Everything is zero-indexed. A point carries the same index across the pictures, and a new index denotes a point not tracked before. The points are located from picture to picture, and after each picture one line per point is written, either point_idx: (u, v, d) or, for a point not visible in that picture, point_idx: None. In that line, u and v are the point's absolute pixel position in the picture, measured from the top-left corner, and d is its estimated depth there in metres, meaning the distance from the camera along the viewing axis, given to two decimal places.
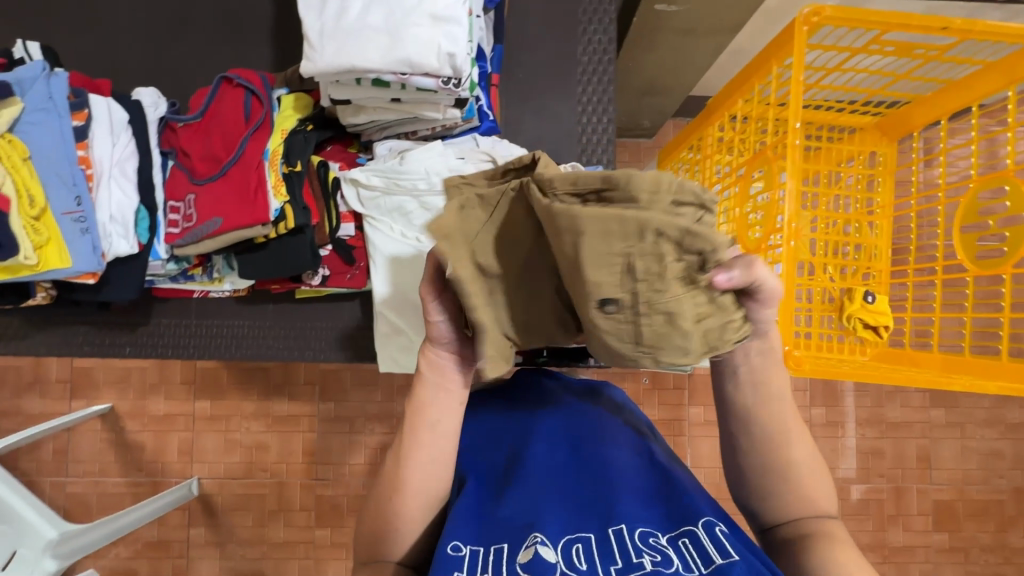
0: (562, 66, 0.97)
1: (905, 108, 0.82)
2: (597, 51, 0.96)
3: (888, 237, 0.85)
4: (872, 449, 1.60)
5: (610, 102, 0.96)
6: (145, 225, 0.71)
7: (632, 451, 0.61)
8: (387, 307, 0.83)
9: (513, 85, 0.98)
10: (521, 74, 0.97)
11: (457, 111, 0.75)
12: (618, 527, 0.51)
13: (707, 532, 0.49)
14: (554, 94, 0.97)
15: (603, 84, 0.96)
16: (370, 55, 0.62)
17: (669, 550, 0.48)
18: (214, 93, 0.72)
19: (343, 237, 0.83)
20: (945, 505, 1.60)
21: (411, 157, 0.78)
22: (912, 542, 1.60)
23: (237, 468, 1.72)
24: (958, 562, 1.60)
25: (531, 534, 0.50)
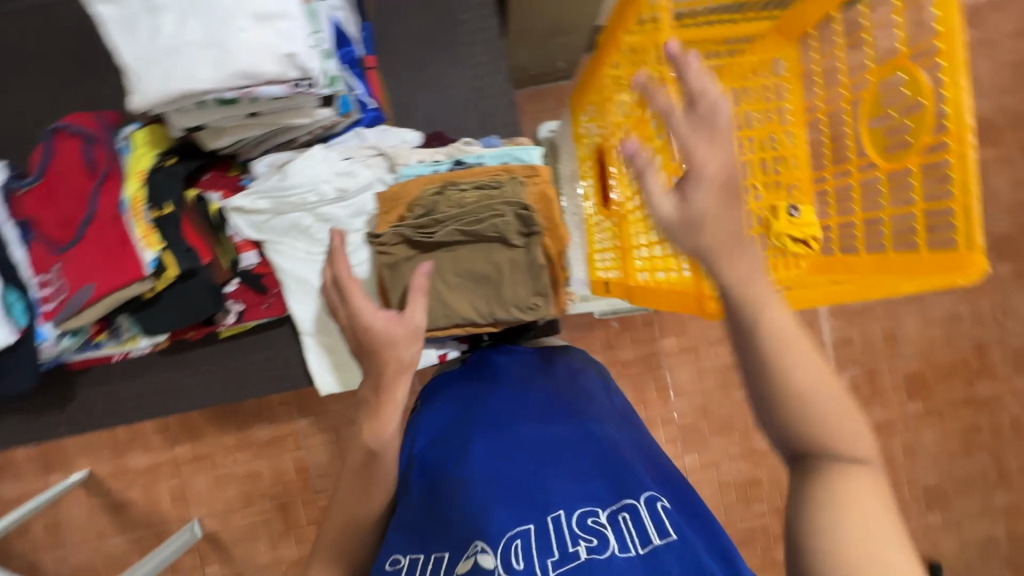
0: (442, 29, 0.89)
1: (798, 6, 0.78)
2: (476, 6, 0.88)
3: (801, 145, 0.83)
4: (841, 339, 1.65)
5: (501, 59, 0.89)
6: (20, 307, 0.66)
7: (573, 425, 0.59)
8: (313, 330, 0.79)
9: (396, 63, 0.90)
10: (402, 49, 0.90)
11: (327, 111, 0.69)
12: (556, 512, 0.49)
13: (648, 509, 0.49)
14: (441, 63, 0.90)
15: (489, 41, 0.89)
16: (200, 74, 0.55)
17: (608, 530, 0.47)
18: (49, 148, 0.65)
19: (248, 268, 0.78)
20: (915, 374, 1.67)
21: (292, 171, 0.72)
22: (891, 416, 1.68)
23: (236, 500, 1.71)
24: (935, 424, 1.69)
25: (473, 542, 0.49)
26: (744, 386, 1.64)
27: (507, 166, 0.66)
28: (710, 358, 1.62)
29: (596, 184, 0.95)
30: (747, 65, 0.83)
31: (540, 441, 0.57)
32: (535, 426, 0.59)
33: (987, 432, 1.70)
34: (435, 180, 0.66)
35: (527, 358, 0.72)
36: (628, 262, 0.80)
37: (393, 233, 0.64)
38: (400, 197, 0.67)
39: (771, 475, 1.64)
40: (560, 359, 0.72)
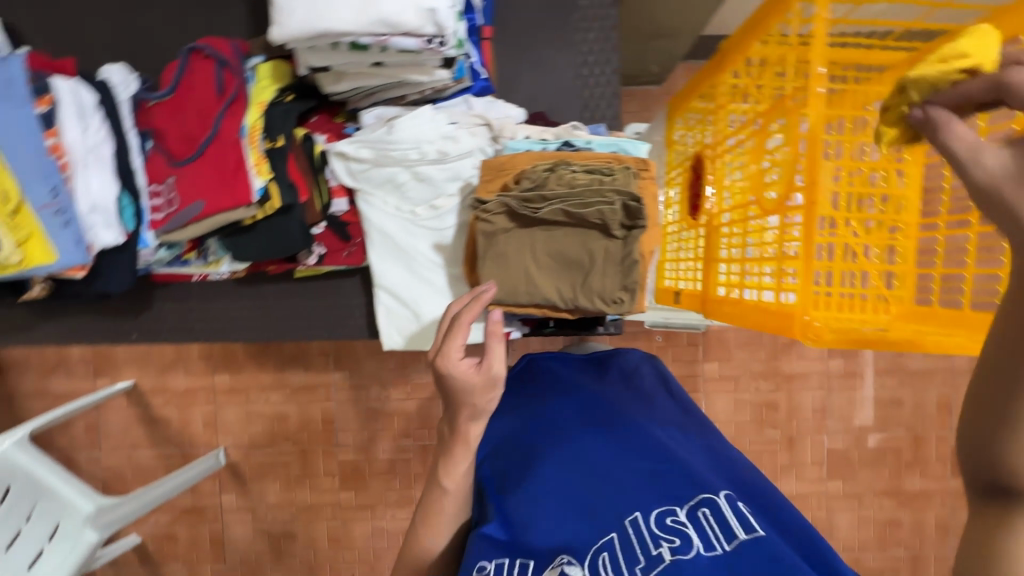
0: (559, 12, 0.89)
1: (940, 42, 0.74)
2: None
3: (916, 186, 0.79)
4: (890, 398, 1.58)
5: (613, 51, 0.88)
6: (131, 212, 0.68)
7: (631, 433, 0.56)
8: (387, 285, 0.80)
9: (507, 38, 0.90)
10: (516, 25, 0.90)
11: (445, 73, 0.69)
12: (633, 516, 0.47)
13: (727, 503, 0.46)
14: (552, 45, 0.89)
15: (605, 30, 0.88)
16: (344, 15, 0.57)
17: (689, 529, 0.45)
18: (184, 66, 0.68)
19: (336, 214, 0.80)
20: (964, 450, 1.58)
21: (399, 126, 0.73)
22: (929, 487, 1.60)
23: (261, 438, 1.77)
24: None
25: (557, 551, 0.48)
26: (779, 426, 1.58)
27: (620, 157, 0.66)
28: (750, 392, 1.58)
29: (685, 191, 0.92)
30: (870, 96, 0.80)
31: (602, 451, 0.54)
32: (594, 431, 0.57)
33: None
34: (547, 159, 0.66)
35: (578, 360, 0.71)
36: (710, 275, 0.79)
37: (498, 201, 0.64)
38: (507, 168, 0.67)
39: None
40: (614, 361, 0.70)
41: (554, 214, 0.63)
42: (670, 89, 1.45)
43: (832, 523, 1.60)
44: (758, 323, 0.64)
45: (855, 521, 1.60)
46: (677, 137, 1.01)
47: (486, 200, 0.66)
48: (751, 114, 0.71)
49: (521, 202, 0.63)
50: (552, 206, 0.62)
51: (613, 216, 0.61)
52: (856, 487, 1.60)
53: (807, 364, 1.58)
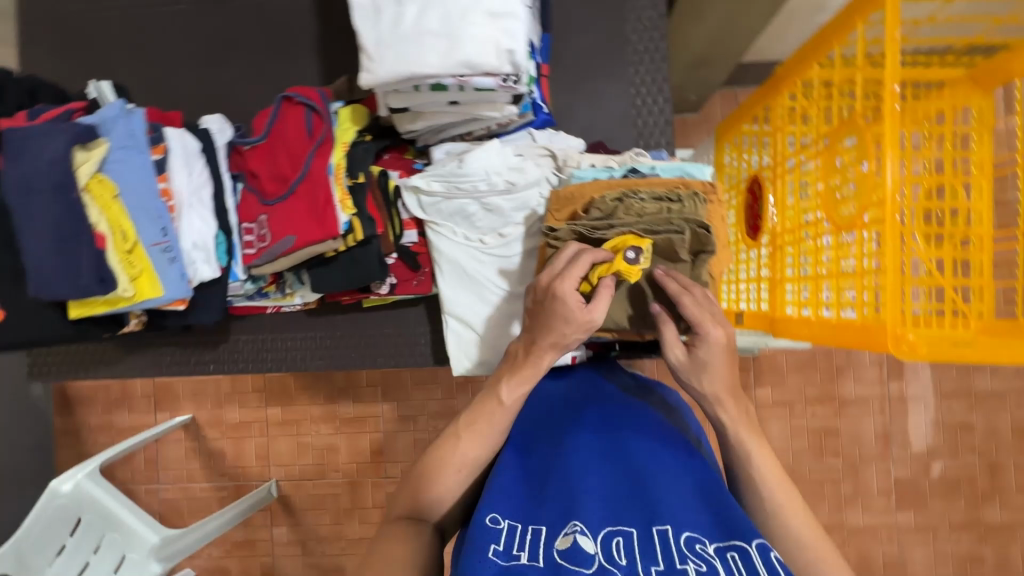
0: (611, 47, 0.93)
1: (1003, 55, 0.73)
2: (647, 29, 0.92)
3: (989, 198, 0.77)
4: (960, 423, 1.50)
5: (664, 80, 0.92)
6: (224, 248, 0.73)
7: (683, 447, 0.57)
8: (455, 310, 0.83)
9: (562, 72, 0.95)
10: (570, 59, 0.94)
11: (514, 108, 0.73)
12: (663, 526, 0.46)
13: (760, 553, 0.43)
14: (605, 77, 0.93)
15: (655, 63, 0.92)
16: (429, 60, 0.61)
17: (716, 561, 0.43)
18: (277, 113, 0.74)
19: (407, 245, 0.83)
20: None
21: (470, 159, 0.77)
22: (1012, 519, 1.49)
23: (311, 470, 1.79)
24: None
25: (570, 521, 0.47)
26: (841, 453, 1.52)
27: (686, 182, 0.69)
28: (809, 418, 1.52)
29: (741, 212, 0.94)
30: (930, 110, 0.80)
31: (647, 460, 0.54)
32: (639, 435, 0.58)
33: None
34: (617, 188, 0.68)
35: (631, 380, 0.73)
36: (778, 293, 0.79)
37: (569, 229, 0.66)
38: (575, 198, 0.70)
39: (859, 557, 1.50)
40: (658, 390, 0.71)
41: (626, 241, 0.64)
42: (709, 117, 1.48)
43: (904, 558, 1.51)
44: (842, 339, 0.63)
45: (931, 556, 1.50)
46: (728, 162, 1.02)
47: (557, 228, 0.68)
48: (813, 133, 0.73)
49: (593, 230, 0.65)
50: (623, 235, 0.64)
51: (684, 245, 0.63)
52: (929, 519, 1.50)
53: (867, 389, 1.52)
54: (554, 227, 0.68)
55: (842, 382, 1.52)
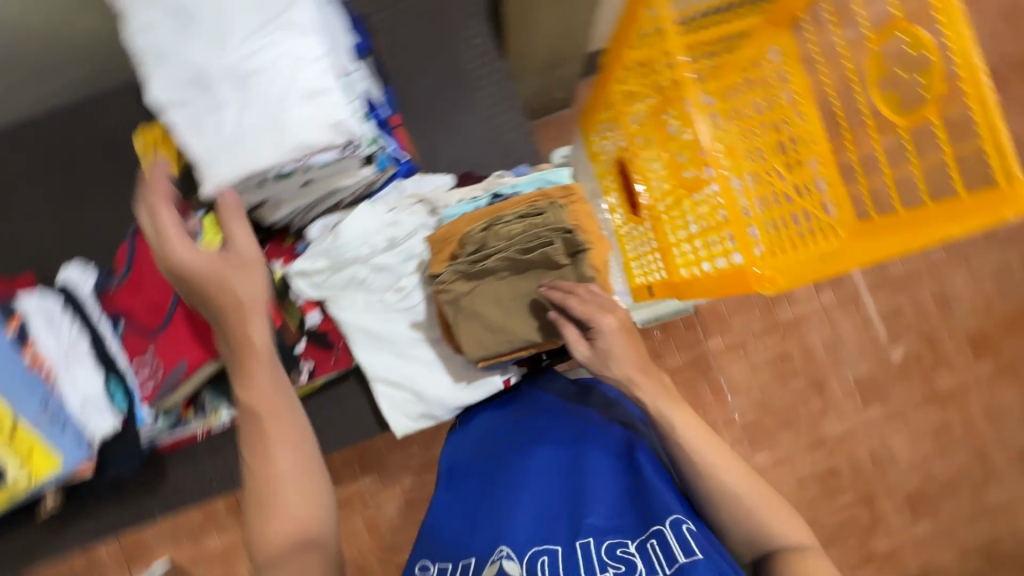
0: (454, 80, 0.97)
1: None
2: (481, 55, 0.97)
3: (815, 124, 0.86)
4: (891, 310, 1.59)
5: (511, 96, 0.97)
6: (119, 396, 0.70)
7: (615, 453, 0.67)
8: (380, 375, 0.82)
9: (416, 116, 0.98)
10: (420, 102, 0.97)
11: (368, 169, 0.76)
12: (585, 540, 0.58)
13: (674, 532, 0.54)
14: (458, 108, 0.97)
15: (498, 83, 0.97)
16: (262, 154, 0.61)
17: (636, 557, 0.54)
18: (134, 243, 0.71)
19: (313, 327, 0.83)
20: (977, 333, 1.60)
21: (344, 229, 0.77)
22: (962, 379, 1.59)
23: None
24: (1012, 383, 1.60)
25: (498, 548, 0.61)
26: (801, 373, 1.56)
27: (545, 192, 0.71)
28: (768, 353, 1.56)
29: (620, 193, 0.98)
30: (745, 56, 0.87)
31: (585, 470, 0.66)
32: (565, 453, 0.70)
33: None
34: (483, 218, 0.70)
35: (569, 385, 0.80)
36: (669, 260, 0.83)
37: (451, 271, 0.69)
38: (451, 236, 0.72)
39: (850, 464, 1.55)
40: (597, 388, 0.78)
41: (507, 262, 0.67)
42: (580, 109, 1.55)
43: (889, 451, 1.57)
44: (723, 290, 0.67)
45: (909, 439, 1.57)
46: (598, 149, 1.07)
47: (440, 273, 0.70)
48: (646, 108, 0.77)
49: (474, 263, 0.68)
50: (502, 258, 0.67)
51: (558, 252, 0.66)
52: (895, 407, 1.58)
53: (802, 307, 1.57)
54: (440, 272, 0.70)
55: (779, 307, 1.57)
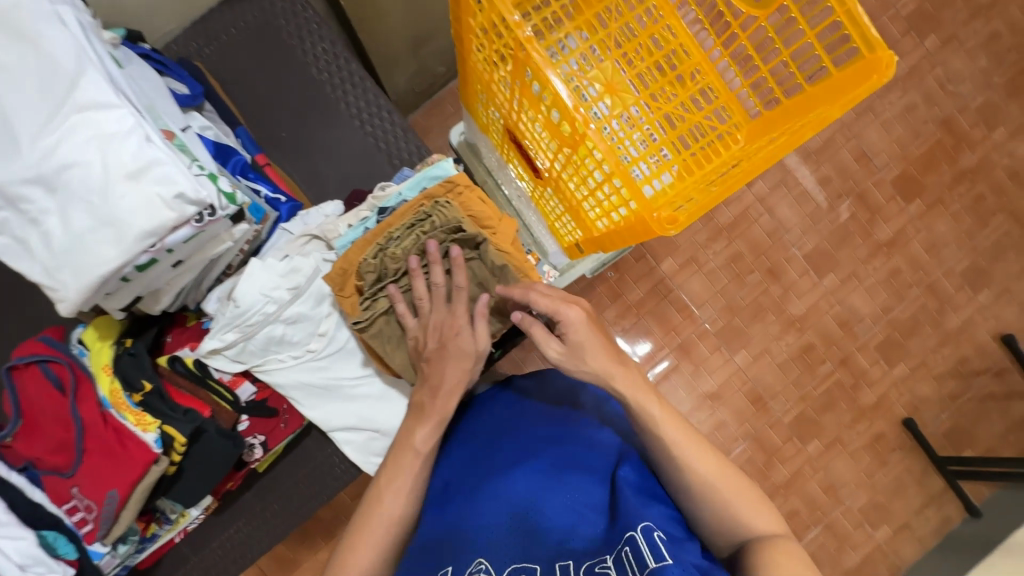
0: (312, 96, 0.90)
1: None
2: (330, 61, 0.89)
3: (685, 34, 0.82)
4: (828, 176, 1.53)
5: (376, 95, 0.90)
6: (63, 542, 0.65)
7: (601, 464, 0.62)
8: (334, 423, 0.78)
9: (286, 147, 0.91)
10: (286, 131, 0.90)
11: (243, 225, 0.69)
12: (566, 561, 0.55)
13: (646, 537, 0.51)
14: (326, 125, 0.90)
15: (358, 85, 0.89)
16: (108, 256, 0.55)
17: (612, 570, 0.51)
18: (13, 387, 0.65)
19: (249, 400, 0.78)
20: (923, 168, 1.54)
21: (240, 294, 0.71)
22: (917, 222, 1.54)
23: None
24: (971, 208, 1.56)
25: (476, 561, 0.58)
26: (755, 267, 1.51)
27: (428, 194, 0.69)
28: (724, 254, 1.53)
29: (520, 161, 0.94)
30: None
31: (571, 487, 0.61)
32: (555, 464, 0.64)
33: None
34: (372, 242, 0.68)
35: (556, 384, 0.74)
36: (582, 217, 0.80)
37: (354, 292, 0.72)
38: (349, 268, 0.69)
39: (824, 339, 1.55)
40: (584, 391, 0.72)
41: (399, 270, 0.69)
42: None
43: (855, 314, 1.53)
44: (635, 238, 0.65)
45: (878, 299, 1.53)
46: (486, 120, 1.01)
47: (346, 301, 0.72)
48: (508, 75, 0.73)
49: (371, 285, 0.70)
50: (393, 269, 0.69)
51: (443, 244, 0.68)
52: (856, 270, 1.53)
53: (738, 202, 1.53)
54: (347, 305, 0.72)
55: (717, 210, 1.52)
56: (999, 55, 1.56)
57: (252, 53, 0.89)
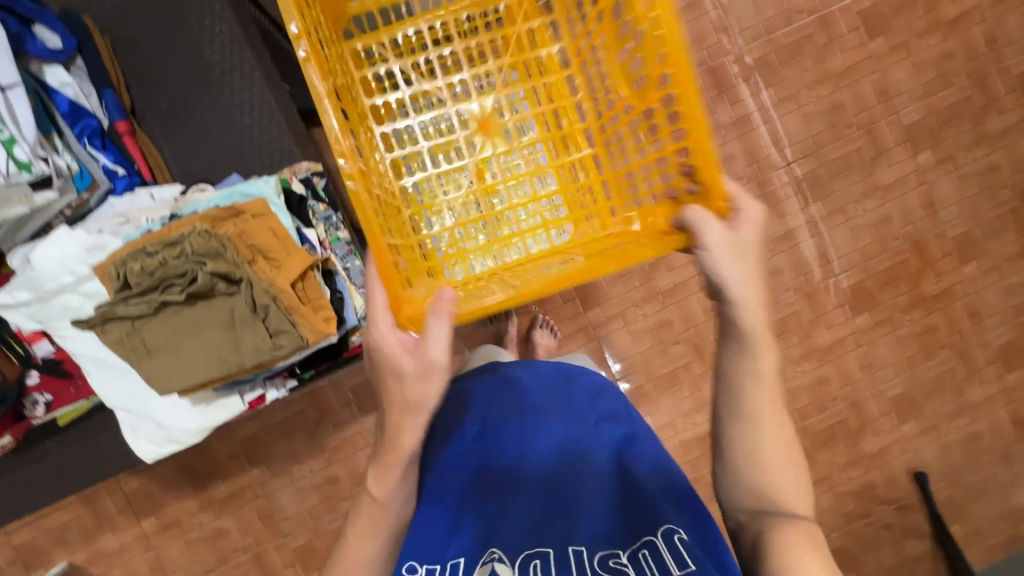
0: (225, 111, 1.14)
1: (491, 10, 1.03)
2: (246, 88, 1.13)
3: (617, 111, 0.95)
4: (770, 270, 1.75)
5: (277, 119, 1.13)
6: None
7: (602, 442, 0.98)
8: (113, 402, 1.05)
9: (201, 147, 1.16)
10: (200, 135, 1.15)
11: (46, 193, 1.04)
12: (579, 548, 0.86)
13: (670, 540, 0.81)
14: (232, 138, 1.14)
15: (263, 109, 1.13)
16: None
17: (630, 566, 0.81)
18: None
19: (48, 357, 1.09)
20: (856, 287, 1.77)
21: (39, 260, 1.00)
22: (839, 334, 1.78)
23: (210, 560, 1.76)
24: (887, 333, 1.78)
25: (489, 550, 0.90)
26: None
27: (197, 221, 1.00)
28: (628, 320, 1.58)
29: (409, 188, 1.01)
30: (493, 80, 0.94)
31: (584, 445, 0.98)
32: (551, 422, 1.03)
33: (942, 329, 1.78)
34: (140, 250, 0.98)
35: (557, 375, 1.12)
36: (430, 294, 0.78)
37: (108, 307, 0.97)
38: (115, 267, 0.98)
39: None
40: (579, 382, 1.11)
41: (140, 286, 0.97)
42: None
43: None
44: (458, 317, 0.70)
45: None
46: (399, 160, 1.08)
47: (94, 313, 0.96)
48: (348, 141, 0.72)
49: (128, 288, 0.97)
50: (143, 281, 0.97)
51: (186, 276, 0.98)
52: None
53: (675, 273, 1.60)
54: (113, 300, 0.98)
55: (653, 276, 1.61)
56: (992, 186, 1.77)
57: (187, 73, 1.15)
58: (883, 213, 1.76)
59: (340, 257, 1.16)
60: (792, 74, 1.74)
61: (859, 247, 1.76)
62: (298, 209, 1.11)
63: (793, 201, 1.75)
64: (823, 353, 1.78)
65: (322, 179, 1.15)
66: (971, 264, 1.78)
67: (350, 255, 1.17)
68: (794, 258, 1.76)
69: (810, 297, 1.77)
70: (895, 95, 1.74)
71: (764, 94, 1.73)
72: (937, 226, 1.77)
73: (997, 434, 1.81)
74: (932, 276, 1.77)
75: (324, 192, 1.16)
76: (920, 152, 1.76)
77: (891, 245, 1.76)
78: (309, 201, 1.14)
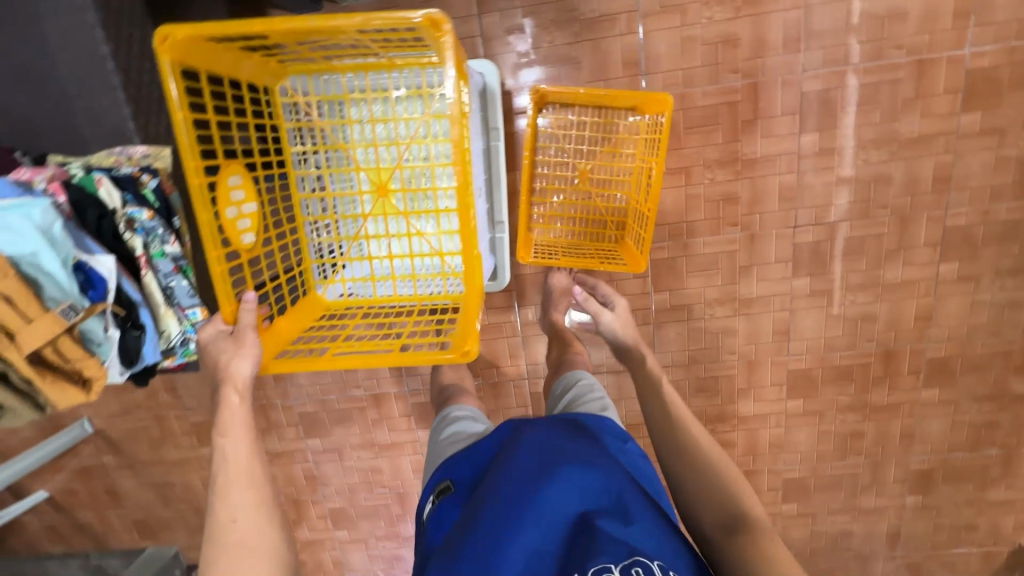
0: (58, 83, 1.01)
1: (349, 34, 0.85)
2: (79, 61, 0.98)
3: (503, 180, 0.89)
4: (724, 328, 1.63)
5: (121, 113, 1.01)
6: None
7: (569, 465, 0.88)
8: None
9: (35, 107, 1.04)
10: (34, 95, 1.03)
11: None
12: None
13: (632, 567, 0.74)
14: (67, 111, 1.03)
15: (107, 90, 1.00)
16: None
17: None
18: None
19: None
20: (803, 373, 1.66)
21: None
22: (764, 410, 1.71)
23: (116, 408, 1.89)
24: (813, 424, 1.72)
25: None
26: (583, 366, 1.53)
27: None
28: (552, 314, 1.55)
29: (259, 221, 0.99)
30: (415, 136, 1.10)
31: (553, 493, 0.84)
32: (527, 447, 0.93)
33: (868, 438, 1.72)
34: None
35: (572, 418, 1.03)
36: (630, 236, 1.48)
37: None
38: None
39: None
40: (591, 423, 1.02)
41: None
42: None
43: None
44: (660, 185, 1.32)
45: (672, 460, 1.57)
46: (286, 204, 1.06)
47: None
48: None
49: None
50: None
51: None
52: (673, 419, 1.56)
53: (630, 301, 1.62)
54: None
55: (605, 296, 1.62)
56: (1004, 322, 1.56)
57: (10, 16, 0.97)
58: (870, 311, 1.58)
59: (163, 274, 1.06)
60: (848, 124, 1.42)
61: (827, 336, 1.62)
62: (99, 226, 0.97)
63: (781, 268, 1.55)
64: (739, 421, 1.73)
65: (150, 179, 1.01)
66: (933, 389, 1.65)
67: (175, 274, 1.07)
68: (753, 325, 1.62)
69: (751, 366, 1.66)
70: (955, 188, 1.45)
71: (804, 138, 1.44)
72: (920, 343, 1.60)
73: (868, 538, 1.86)
74: (886, 388, 1.66)
75: (149, 196, 1.01)
76: (946, 261, 1.51)
77: (861, 345, 1.62)
78: (128, 206, 0.99)
